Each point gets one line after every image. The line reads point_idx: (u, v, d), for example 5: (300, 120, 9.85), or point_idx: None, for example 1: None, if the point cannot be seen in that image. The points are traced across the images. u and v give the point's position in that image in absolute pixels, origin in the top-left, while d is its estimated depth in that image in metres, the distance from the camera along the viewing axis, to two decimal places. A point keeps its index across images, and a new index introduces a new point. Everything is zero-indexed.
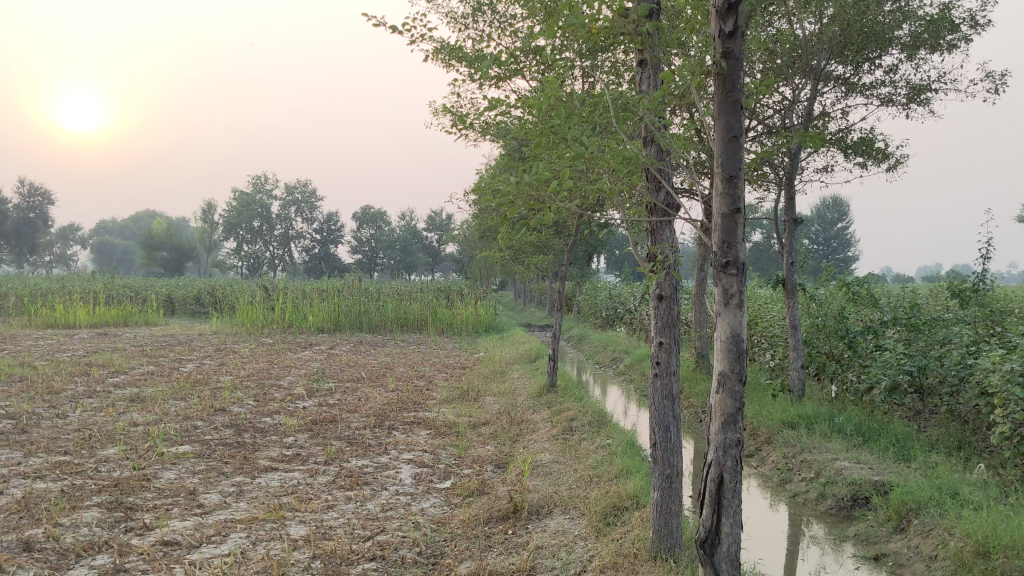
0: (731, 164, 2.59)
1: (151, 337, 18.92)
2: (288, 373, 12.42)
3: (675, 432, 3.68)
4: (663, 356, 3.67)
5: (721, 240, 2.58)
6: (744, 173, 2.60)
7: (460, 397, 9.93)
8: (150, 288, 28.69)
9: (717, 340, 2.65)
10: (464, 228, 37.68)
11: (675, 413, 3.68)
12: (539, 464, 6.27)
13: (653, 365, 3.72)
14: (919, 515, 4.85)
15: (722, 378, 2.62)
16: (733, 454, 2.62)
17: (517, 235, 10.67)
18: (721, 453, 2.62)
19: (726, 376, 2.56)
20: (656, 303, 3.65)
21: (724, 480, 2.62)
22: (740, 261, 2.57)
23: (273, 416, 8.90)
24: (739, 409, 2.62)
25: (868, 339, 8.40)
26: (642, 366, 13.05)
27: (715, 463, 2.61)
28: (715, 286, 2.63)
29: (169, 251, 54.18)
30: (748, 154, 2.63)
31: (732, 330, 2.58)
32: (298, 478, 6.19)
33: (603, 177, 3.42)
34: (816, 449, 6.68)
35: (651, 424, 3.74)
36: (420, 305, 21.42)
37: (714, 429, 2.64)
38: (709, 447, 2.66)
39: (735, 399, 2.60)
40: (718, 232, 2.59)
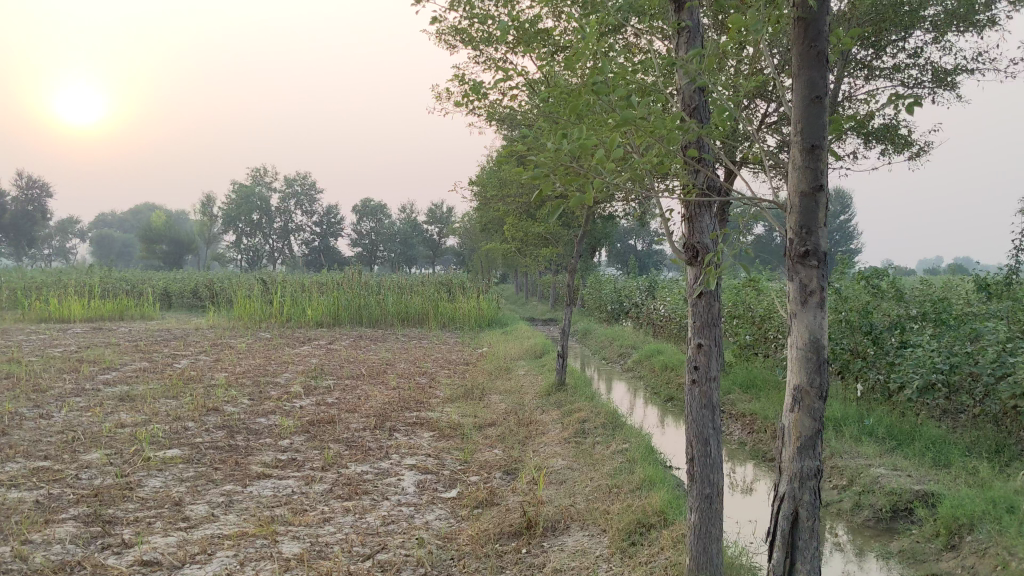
0: (813, 132, 2.25)
1: (146, 331, 18.48)
2: (285, 370, 11.97)
3: (715, 445, 3.26)
4: (702, 360, 3.23)
5: (799, 226, 2.25)
6: (828, 142, 2.25)
7: (464, 396, 9.50)
8: (146, 281, 28.24)
9: (790, 347, 2.36)
10: (465, 220, 37.22)
11: (715, 423, 3.24)
12: (552, 471, 5.84)
13: (690, 370, 3.29)
14: (972, 531, 4.42)
15: (799, 394, 2.33)
16: (811, 485, 2.35)
17: (523, 227, 10.22)
18: (797, 485, 2.35)
19: (805, 392, 2.27)
20: (695, 301, 3.24)
21: (800, 517, 2.35)
22: (821, 251, 2.24)
23: (268, 416, 8.47)
24: (818, 431, 2.34)
25: (894, 335, 7.96)
26: (651, 361, 12.61)
27: (791, 498, 2.34)
28: (790, 281, 2.32)
29: (168, 244, 53.74)
30: (831, 119, 2.27)
31: (810, 336, 2.28)
32: (293, 487, 5.75)
33: (639, 152, 2.87)
34: (847, 454, 6.25)
35: (689, 436, 3.31)
36: (421, 298, 21.01)
37: (788, 453, 2.37)
38: (782, 477, 2.40)
39: (814, 419, 2.32)
40: (795, 215, 2.26)
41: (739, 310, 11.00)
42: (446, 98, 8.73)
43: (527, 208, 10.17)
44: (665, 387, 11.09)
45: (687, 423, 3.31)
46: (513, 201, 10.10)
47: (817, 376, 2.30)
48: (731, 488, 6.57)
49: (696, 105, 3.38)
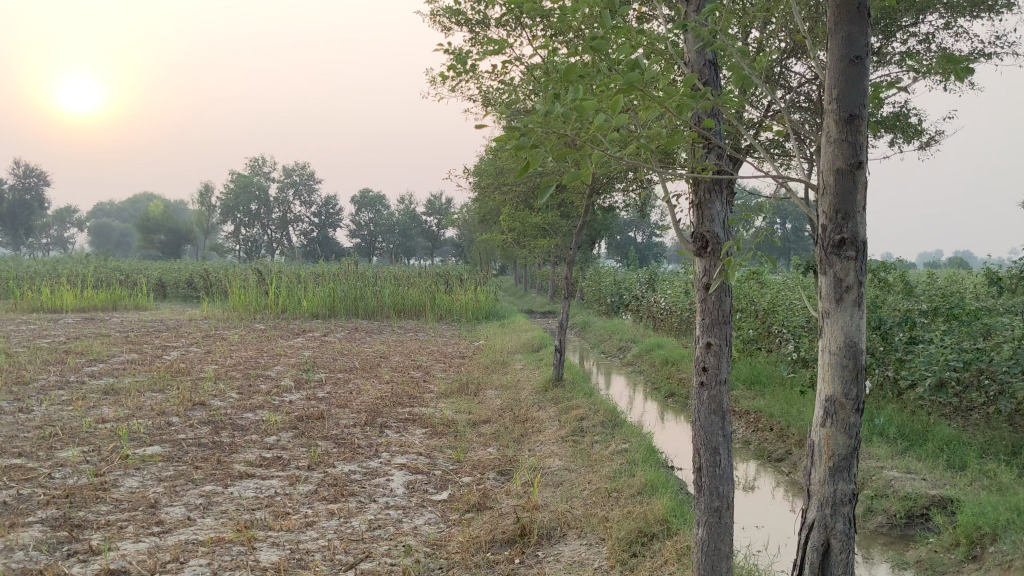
0: (851, 98, 2.06)
1: (139, 322, 18.17)
2: (277, 362, 11.70)
3: (724, 453, 2.98)
4: (710, 362, 2.95)
5: (833, 207, 2.05)
6: (867, 111, 2.05)
7: (459, 391, 9.22)
8: (141, 271, 27.88)
9: (822, 352, 2.14)
10: (464, 211, 36.95)
11: (725, 430, 2.96)
12: (549, 472, 5.57)
13: (696, 372, 3.01)
14: (995, 541, 4.15)
15: (832, 406, 2.11)
16: (844, 513, 2.11)
17: (521, 216, 9.93)
18: (828, 510, 2.12)
19: (839, 404, 2.05)
20: (703, 296, 2.96)
21: (832, 549, 2.12)
22: (858, 239, 2.04)
23: (255, 411, 8.19)
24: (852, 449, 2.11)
25: (903, 330, 7.67)
26: (652, 356, 12.34)
27: (820, 526, 2.12)
28: (822, 273, 2.11)
29: (166, 234, 53.46)
30: (872, 87, 2.08)
31: (845, 337, 2.07)
32: (276, 488, 5.48)
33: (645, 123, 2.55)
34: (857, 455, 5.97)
35: (694, 445, 3.04)
36: (418, 290, 20.73)
37: (817, 476, 2.15)
38: (811, 502, 2.17)
39: (848, 434, 2.10)
40: (830, 195, 2.06)
41: (742, 304, 10.72)
42: (440, 83, 8.44)
43: (524, 197, 9.88)
44: (665, 383, 10.82)
45: (693, 429, 3.04)
46: (510, 190, 9.81)
47: (852, 385, 2.08)
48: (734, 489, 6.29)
49: (708, 68, 3.06)
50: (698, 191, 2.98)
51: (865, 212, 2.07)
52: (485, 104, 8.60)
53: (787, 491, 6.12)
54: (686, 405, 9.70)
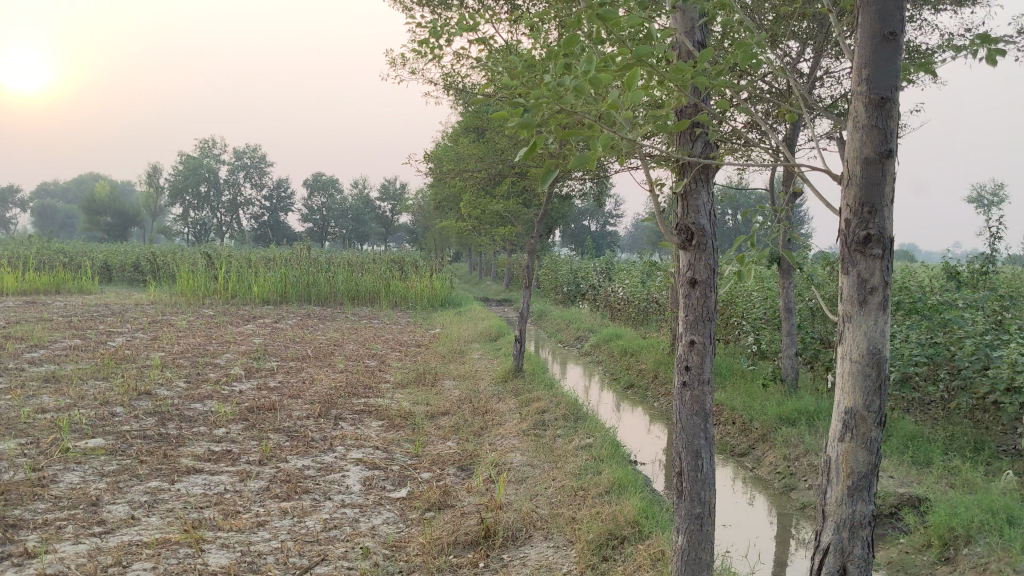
0: (882, 81, 1.98)
1: (82, 306, 17.63)
2: (227, 350, 11.37)
3: (706, 457, 2.82)
4: (694, 361, 2.79)
5: (862, 202, 1.99)
6: (899, 94, 1.98)
7: (416, 381, 9.01)
8: (84, 253, 27.10)
9: (842, 360, 2.09)
10: (419, 198, 36.59)
11: (707, 433, 2.81)
12: (511, 469, 5.41)
13: (679, 371, 2.85)
14: (970, 543, 4.08)
15: (852, 419, 2.06)
16: (862, 535, 2.08)
17: (481, 203, 9.72)
18: (847, 532, 2.08)
19: (862, 418, 2.00)
20: (688, 291, 2.80)
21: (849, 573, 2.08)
22: (887, 237, 1.97)
23: (203, 401, 7.89)
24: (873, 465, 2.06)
25: None
26: (609, 346, 12.22)
27: (837, 547, 2.08)
28: (845, 274, 2.05)
29: (112, 215, 52.26)
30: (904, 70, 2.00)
31: (868, 344, 2.02)
32: (226, 484, 5.23)
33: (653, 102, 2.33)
34: (823, 450, 5.89)
35: (675, 448, 2.88)
36: (372, 276, 20.43)
37: (835, 496, 2.10)
38: (826, 522, 2.13)
39: (869, 449, 2.05)
40: (857, 186, 2.00)
41: None
42: (400, 65, 8.18)
43: (484, 183, 9.67)
44: (623, 373, 10.70)
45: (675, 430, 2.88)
46: (470, 176, 9.58)
47: (874, 397, 2.03)
48: None
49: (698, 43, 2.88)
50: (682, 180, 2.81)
51: (893, 206, 1.99)
52: (446, 88, 8.37)
53: (751, 486, 6.02)
54: (645, 397, 9.59)
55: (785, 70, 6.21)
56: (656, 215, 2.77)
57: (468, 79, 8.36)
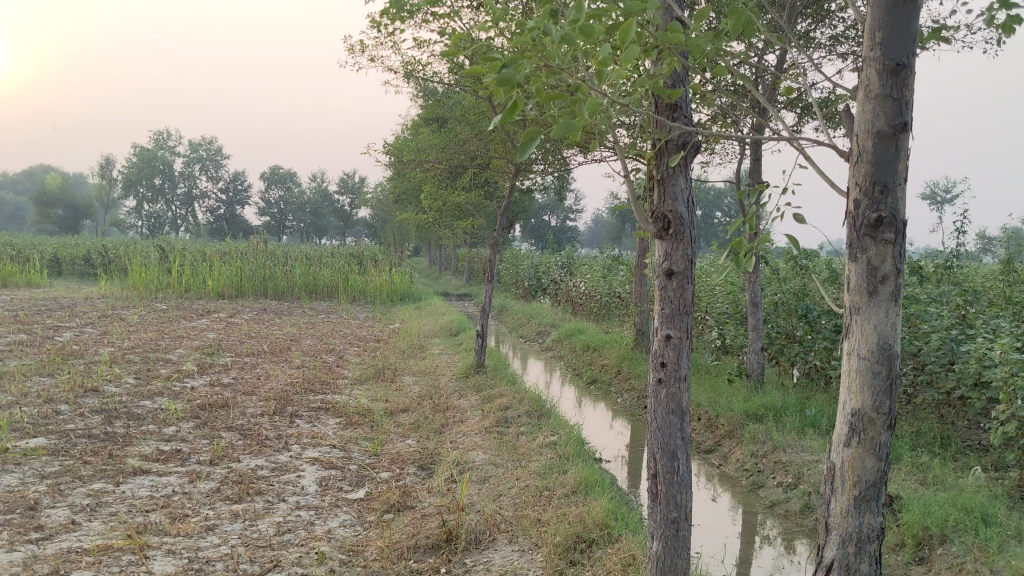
0: (897, 46, 1.83)
1: (30, 300, 17.11)
2: (179, 345, 11.04)
3: (683, 458, 2.68)
4: (670, 357, 2.63)
5: (874, 182, 1.85)
6: (915, 62, 1.83)
7: (374, 377, 8.79)
8: (33, 245, 26.38)
9: (848, 356, 1.96)
10: (378, 191, 36.22)
11: (684, 432, 2.66)
12: (473, 468, 5.23)
13: (653, 367, 2.70)
14: (944, 542, 3.99)
15: (859, 423, 1.93)
16: (870, 547, 1.96)
17: (443, 194, 9.52)
18: (852, 543, 1.97)
19: (872, 420, 1.87)
20: (664, 282, 2.64)
21: None
22: (900, 219, 1.84)
23: (153, 398, 7.61)
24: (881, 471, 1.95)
25: (829, 317, 7.46)
26: (572, 341, 12.08)
27: (843, 560, 1.97)
28: (853, 262, 1.92)
29: (63, 208, 51.10)
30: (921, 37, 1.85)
31: (878, 339, 1.89)
32: (174, 486, 4.99)
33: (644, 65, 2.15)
34: (791, 447, 5.79)
35: (649, 450, 2.72)
36: (330, 270, 20.11)
37: (840, 505, 1.98)
38: (830, 532, 2.02)
39: (876, 454, 1.93)
40: (868, 162, 1.86)
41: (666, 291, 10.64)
42: (358, 52, 7.96)
43: (446, 175, 9.47)
44: (586, 369, 10.56)
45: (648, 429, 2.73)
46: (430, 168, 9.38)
47: (883, 398, 1.91)
48: None
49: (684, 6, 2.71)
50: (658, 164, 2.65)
51: (905, 185, 1.85)
52: (406, 76, 8.15)
53: (718, 484, 5.90)
54: (608, 392, 9.46)
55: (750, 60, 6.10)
56: (631, 201, 2.61)
57: (429, 67, 8.15)
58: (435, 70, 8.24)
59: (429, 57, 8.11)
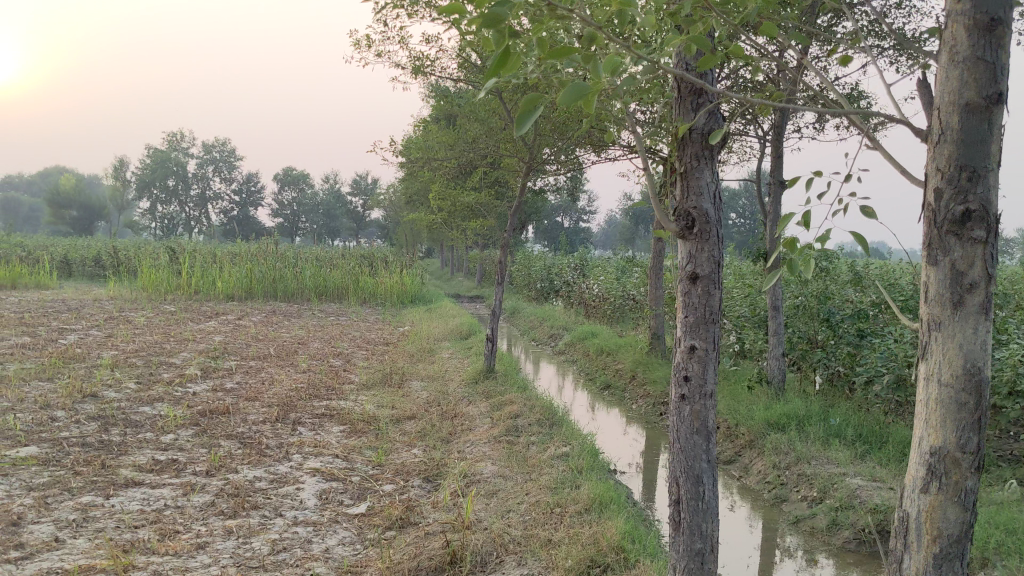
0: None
1: (37, 302, 16.96)
2: (184, 348, 10.83)
3: (709, 484, 2.41)
4: (694, 370, 2.37)
5: (961, 164, 1.57)
6: (1010, 18, 1.55)
7: (382, 382, 8.54)
8: (44, 246, 26.27)
9: (925, 381, 1.65)
10: (390, 192, 36.00)
11: (710, 455, 2.40)
12: (480, 481, 4.97)
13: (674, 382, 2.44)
14: (986, 566, 3.70)
15: (940, 461, 1.63)
16: None
17: (452, 193, 9.27)
18: None
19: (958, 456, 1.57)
20: (687, 287, 2.38)
21: None
22: (992, 211, 1.56)
23: (153, 404, 7.38)
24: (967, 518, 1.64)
25: (853, 323, 7.15)
26: (584, 344, 11.79)
27: None
28: (934, 264, 1.63)
29: (77, 209, 51.17)
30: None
31: (964, 358, 1.59)
32: (166, 500, 4.75)
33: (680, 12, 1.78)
34: (816, 460, 5.51)
35: (671, 474, 2.46)
36: (340, 272, 19.89)
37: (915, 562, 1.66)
38: None
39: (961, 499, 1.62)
40: (953, 141, 1.59)
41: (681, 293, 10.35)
42: (364, 47, 7.71)
43: (455, 173, 9.22)
44: (599, 373, 10.28)
45: (670, 448, 2.47)
46: (440, 166, 9.13)
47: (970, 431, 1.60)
48: None
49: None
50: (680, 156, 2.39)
51: (998, 168, 1.57)
52: (414, 72, 7.90)
53: (739, 497, 5.62)
54: (623, 398, 9.18)
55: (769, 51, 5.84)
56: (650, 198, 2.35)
57: (438, 63, 7.90)
58: (444, 66, 7.99)
59: (438, 52, 7.87)
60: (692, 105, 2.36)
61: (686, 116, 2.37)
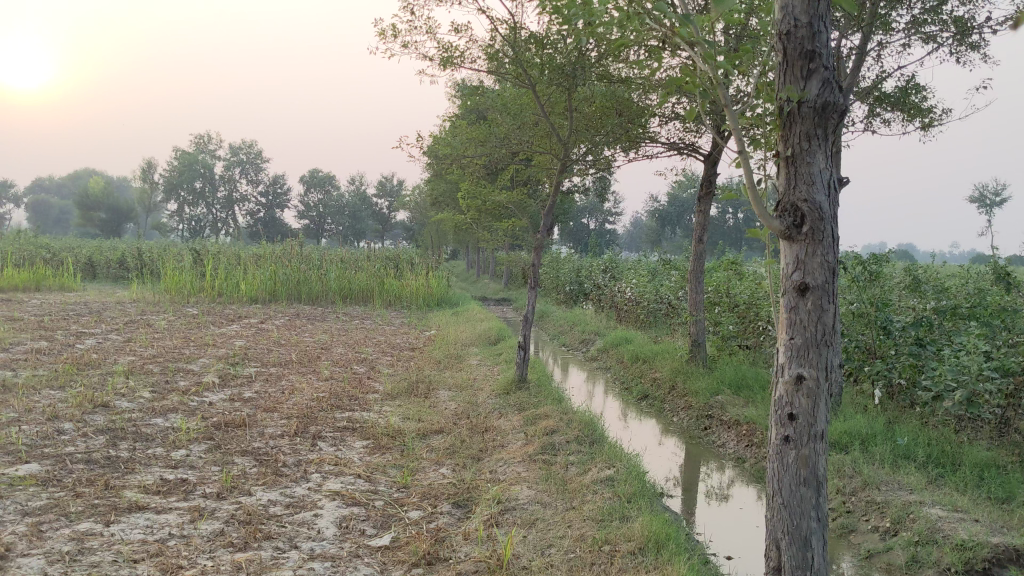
0: None
1: (58, 304, 16.68)
2: (203, 354, 10.44)
3: (817, 532, 2.37)
4: (804, 399, 2.33)
5: None
6: None
7: (407, 392, 8.09)
8: (68, 248, 26.10)
9: None
10: (416, 193, 35.65)
11: (819, 497, 2.36)
12: (515, 510, 4.49)
13: (778, 421, 2.42)
14: None
15: None
16: None
17: (482, 193, 8.81)
18: None
19: None
20: (796, 301, 2.33)
21: None
22: None
23: (166, 415, 6.97)
24: None
25: (916, 331, 6.60)
26: (618, 351, 11.29)
27: None
28: None
29: (106, 212, 51.18)
30: None
31: None
32: (171, 528, 4.30)
33: None
34: (885, 485, 4.99)
35: (778, 522, 2.42)
36: (365, 274, 19.49)
37: None
38: None
39: None
40: None
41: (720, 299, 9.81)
42: (390, 37, 7.28)
43: (485, 172, 8.77)
44: (635, 382, 9.77)
45: (772, 487, 2.45)
46: (470, 163, 8.68)
47: None
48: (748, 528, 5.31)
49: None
50: (789, 136, 2.32)
51: None
52: (442, 64, 7.45)
53: None
54: (661, 410, 8.66)
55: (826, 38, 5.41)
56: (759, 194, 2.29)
57: (467, 54, 7.45)
58: (473, 58, 7.55)
59: (467, 43, 7.42)
60: (803, 70, 2.28)
61: (798, 83, 2.28)
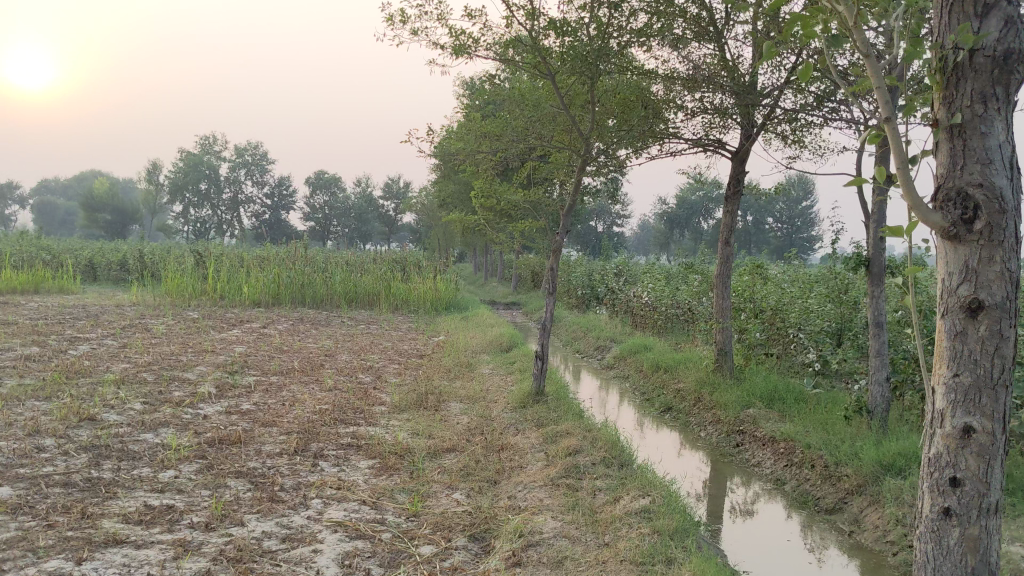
0: None
1: (56, 307, 16.22)
2: (200, 361, 9.93)
3: None
4: (978, 450, 2.22)
5: None
6: None
7: (416, 404, 7.57)
8: (68, 250, 25.62)
9: None
10: (424, 195, 35.11)
11: (992, 556, 2.25)
12: (538, 547, 3.97)
13: (938, 493, 2.32)
14: None
15: None
16: None
17: (495, 192, 8.29)
18: None
19: None
20: (967, 326, 2.23)
21: None
22: None
23: (157, 431, 6.46)
24: None
25: None
26: (637, 359, 10.78)
27: None
28: None
29: (111, 214, 50.60)
30: None
31: None
32: (150, 567, 3.78)
33: None
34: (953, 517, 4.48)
35: None
36: (372, 277, 18.99)
37: None
38: None
39: None
40: None
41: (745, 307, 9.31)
42: (398, 23, 6.77)
43: (499, 168, 8.26)
44: (658, 393, 9.25)
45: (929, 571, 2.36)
46: (483, 160, 8.18)
47: None
48: (800, 561, 4.83)
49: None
50: (959, 92, 2.22)
51: None
52: (454, 52, 6.93)
53: None
54: (686, 423, 8.15)
55: (881, 25, 4.87)
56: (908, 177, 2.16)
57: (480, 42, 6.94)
58: (487, 47, 7.04)
59: (481, 30, 6.91)
60: (977, 7, 2.20)
61: (972, 23, 2.21)
